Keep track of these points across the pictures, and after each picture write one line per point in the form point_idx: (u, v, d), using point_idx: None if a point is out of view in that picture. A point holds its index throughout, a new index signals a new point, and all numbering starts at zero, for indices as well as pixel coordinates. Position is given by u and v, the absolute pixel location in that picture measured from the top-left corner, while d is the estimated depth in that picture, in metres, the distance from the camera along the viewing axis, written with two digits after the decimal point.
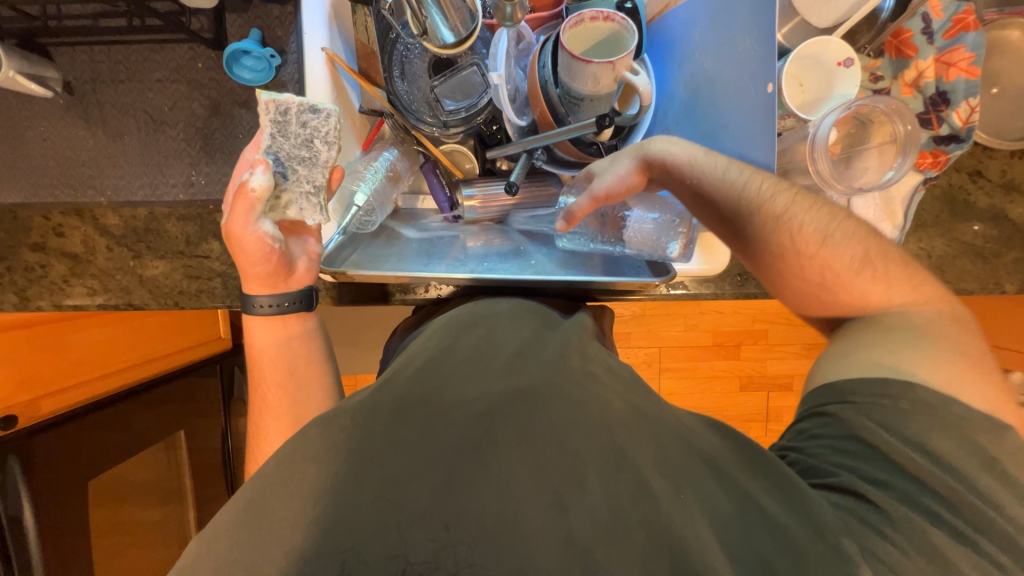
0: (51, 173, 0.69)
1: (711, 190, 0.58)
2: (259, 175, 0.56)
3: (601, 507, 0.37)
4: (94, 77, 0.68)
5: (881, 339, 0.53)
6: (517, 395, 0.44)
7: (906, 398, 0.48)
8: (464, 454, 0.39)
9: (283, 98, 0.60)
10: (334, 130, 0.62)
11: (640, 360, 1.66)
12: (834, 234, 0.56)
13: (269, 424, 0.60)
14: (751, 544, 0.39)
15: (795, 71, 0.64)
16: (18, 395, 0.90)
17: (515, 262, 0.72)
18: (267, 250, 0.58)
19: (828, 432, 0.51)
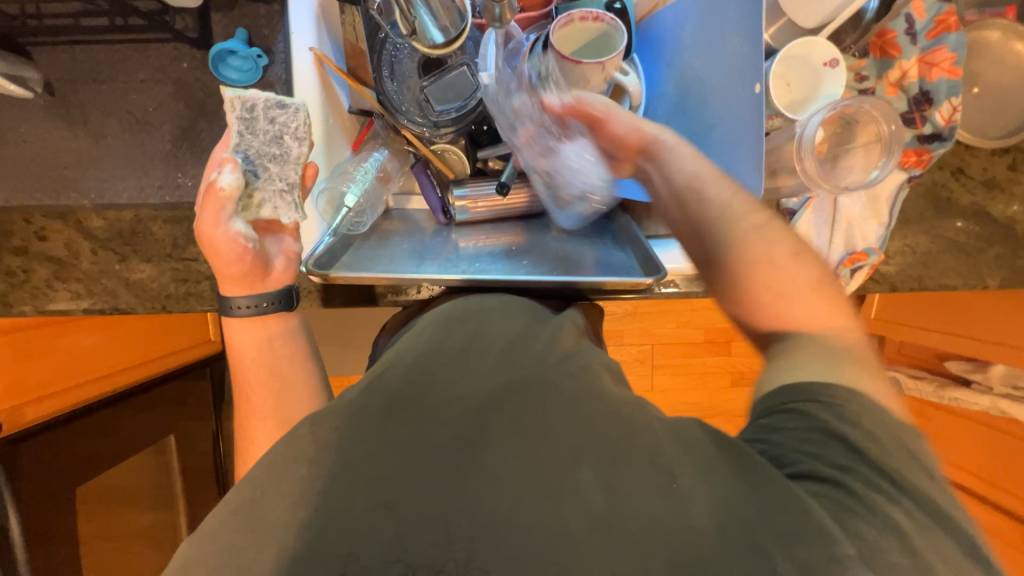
0: (33, 175, 0.68)
1: (703, 183, 0.55)
2: (228, 174, 0.57)
3: (599, 498, 0.37)
4: (76, 78, 0.67)
5: (811, 351, 0.47)
6: (508, 392, 0.44)
7: (854, 403, 0.42)
8: (454, 456, 0.39)
9: (248, 94, 0.59)
10: (304, 126, 0.61)
11: (632, 357, 1.67)
12: (813, 267, 0.51)
13: (258, 426, 0.58)
14: (768, 523, 0.36)
15: (781, 70, 0.65)
16: (4, 402, 0.88)
17: (506, 262, 0.71)
18: (240, 249, 0.57)
19: (796, 425, 0.42)
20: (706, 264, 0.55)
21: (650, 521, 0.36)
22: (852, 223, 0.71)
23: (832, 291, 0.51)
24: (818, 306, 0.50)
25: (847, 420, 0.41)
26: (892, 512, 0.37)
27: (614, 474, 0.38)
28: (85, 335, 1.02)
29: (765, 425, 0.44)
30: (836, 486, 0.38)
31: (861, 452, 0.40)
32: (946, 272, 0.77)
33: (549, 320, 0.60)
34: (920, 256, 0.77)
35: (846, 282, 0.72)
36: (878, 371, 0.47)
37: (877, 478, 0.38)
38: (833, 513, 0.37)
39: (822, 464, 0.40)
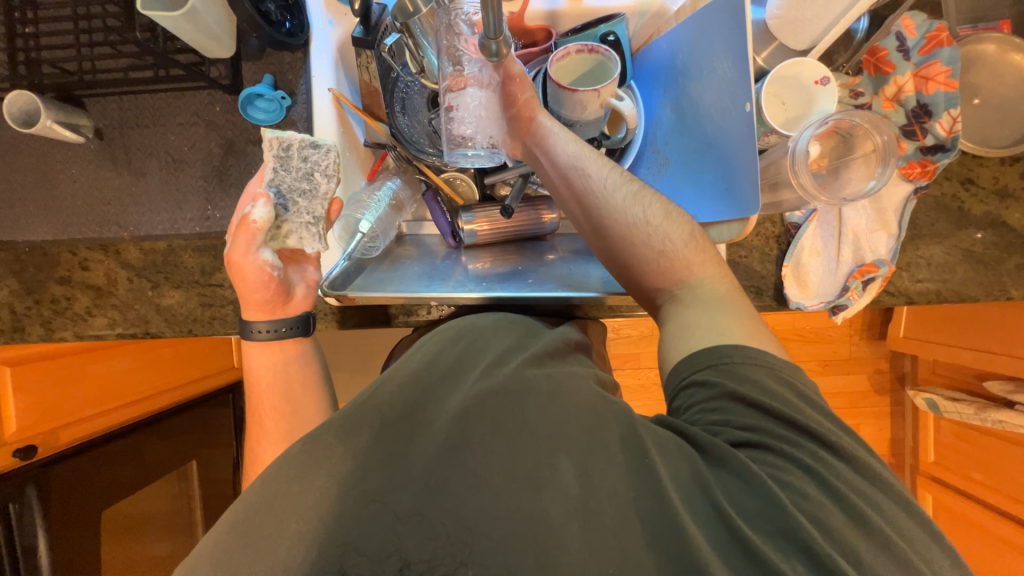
0: (80, 211, 0.74)
1: (585, 163, 0.65)
2: (261, 208, 0.60)
3: (575, 484, 0.46)
4: (122, 123, 0.74)
5: (697, 317, 0.60)
6: (493, 394, 0.51)
7: (739, 355, 0.55)
8: (444, 455, 0.46)
9: (285, 135, 0.64)
10: (334, 164, 0.66)
11: (649, 381, 1.64)
12: (688, 232, 0.63)
13: (267, 448, 0.61)
14: (723, 494, 0.48)
15: (775, 90, 0.68)
16: (41, 426, 0.93)
17: (514, 282, 0.73)
18: (267, 277, 0.61)
19: (702, 396, 0.55)
20: (600, 235, 0.65)
21: (624, 499, 0.46)
22: (859, 236, 0.71)
23: (707, 249, 0.64)
24: (689, 260, 0.62)
25: (735, 377, 0.54)
26: (793, 450, 0.50)
27: (588, 463, 0.48)
28: (119, 361, 1.06)
29: (684, 405, 0.56)
30: (757, 445, 0.51)
31: (760, 407, 0.52)
32: (963, 284, 0.76)
33: (543, 334, 0.66)
34: (936, 268, 0.76)
35: (858, 295, 0.71)
36: (757, 322, 0.60)
37: (789, 432, 0.51)
38: (768, 470, 0.49)
39: (737, 428, 0.51)
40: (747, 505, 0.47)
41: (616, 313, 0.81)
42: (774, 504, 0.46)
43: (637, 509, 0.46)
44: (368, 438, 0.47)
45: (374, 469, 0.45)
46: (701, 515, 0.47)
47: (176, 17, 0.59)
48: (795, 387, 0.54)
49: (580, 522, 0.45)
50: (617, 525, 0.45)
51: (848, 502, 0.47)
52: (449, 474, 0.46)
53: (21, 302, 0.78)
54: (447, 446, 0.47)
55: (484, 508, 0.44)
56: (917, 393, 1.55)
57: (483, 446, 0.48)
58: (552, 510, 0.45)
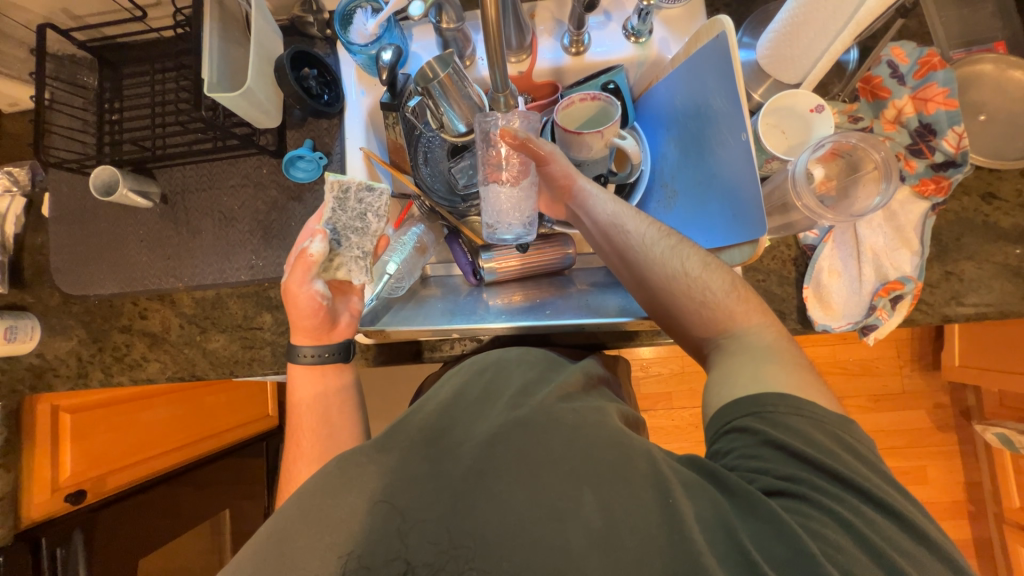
0: (144, 267, 0.84)
1: (623, 219, 0.67)
2: (317, 243, 0.67)
3: (597, 516, 0.46)
4: (183, 188, 0.84)
5: (738, 365, 0.58)
6: (516, 425, 0.52)
7: (783, 405, 0.53)
8: (467, 484, 0.47)
9: (346, 179, 0.71)
10: (386, 207, 0.72)
11: (685, 421, 1.57)
12: (730, 284, 0.63)
13: (301, 466, 0.64)
14: (757, 544, 0.45)
15: (773, 120, 0.72)
16: (90, 472, 0.98)
17: (533, 313, 0.76)
18: (316, 305, 0.67)
19: (742, 443, 0.53)
20: (642, 286, 0.66)
21: (647, 535, 0.45)
22: (878, 254, 0.71)
23: (750, 298, 0.63)
24: (732, 310, 0.62)
25: (778, 427, 0.52)
26: (834, 504, 0.47)
27: (610, 496, 0.47)
28: (163, 409, 1.11)
29: (723, 451, 0.55)
30: (794, 495, 0.48)
31: (802, 458, 0.50)
32: (1003, 299, 0.73)
33: (563, 367, 0.66)
34: (969, 283, 0.73)
35: (888, 313, 0.69)
36: (794, 357, 0.59)
37: (830, 485, 0.48)
38: (801, 520, 0.46)
39: (775, 477, 0.49)
40: (776, 553, 0.44)
41: (634, 343, 0.81)
42: (808, 558, 0.43)
43: (657, 552, 0.44)
44: (397, 458, 0.48)
45: (396, 496, 0.46)
46: (725, 561, 0.44)
47: (234, 96, 0.70)
48: (845, 442, 0.51)
49: (599, 553, 0.44)
50: (635, 559, 0.44)
51: (888, 559, 0.44)
52: (469, 503, 0.46)
53: (87, 350, 0.87)
54: (474, 472, 0.48)
55: (508, 531, 0.44)
56: (987, 428, 1.41)
57: (506, 470, 0.48)
58: (572, 542, 0.44)
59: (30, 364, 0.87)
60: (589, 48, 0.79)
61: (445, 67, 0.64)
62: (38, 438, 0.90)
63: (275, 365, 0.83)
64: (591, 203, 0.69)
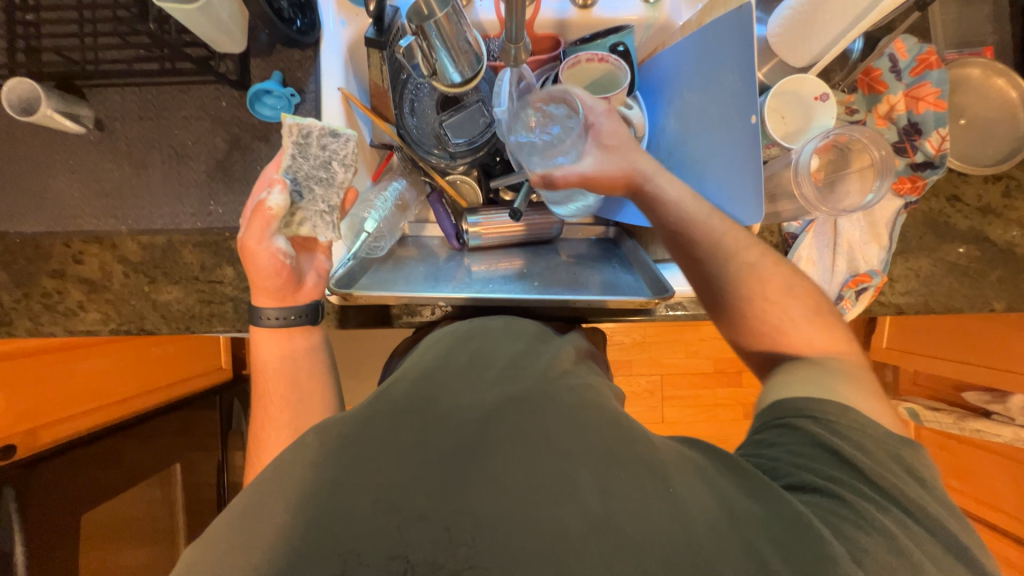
0: (76, 204, 0.73)
1: (693, 224, 0.63)
2: (277, 195, 0.60)
3: (594, 501, 0.42)
4: (123, 114, 0.73)
5: (804, 371, 0.58)
6: (512, 401, 0.50)
7: (846, 417, 0.52)
8: (459, 459, 0.43)
9: (306, 123, 0.64)
10: (352, 154, 0.66)
11: (642, 387, 1.66)
12: (801, 288, 0.62)
13: (271, 435, 0.61)
14: (769, 534, 0.43)
15: (776, 104, 0.71)
16: (21, 425, 0.88)
17: (516, 284, 0.74)
18: (279, 264, 0.61)
19: (792, 439, 0.53)
20: (709, 296, 0.65)
21: (646, 521, 0.42)
22: (853, 247, 0.74)
23: (807, 305, 0.62)
24: (802, 323, 0.61)
25: (837, 434, 0.51)
26: (868, 510, 0.46)
27: (612, 481, 0.44)
28: (101, 359, 1.03)
29: (765, 441, 0.55)
30: (819, 492, 0.48)
31: (853, 466, 0.49)
32: (948, 295, 0.79)
33: (553, 342, 0.64)
34: (924, 279, 0.79)
35: (852, 303, 0.73)
36: (863, 371, 0.59)
37: (872, 492, 0.47)
38: (824, 517, 0.45)
39: (817, 476, 0.49)
40: (790, 546, 0.42)
41: (618, 318, 0.81)
42: (820, 549, 0.42)
43: (657, 539, 0.41)
44: (390, 429, 0.45)
45: (376, 474, 0.42)
46: (729, 546, 0.41)
47: (192, 11, 0.59)
48: (891, 455, 0.50)
49: (598, 537, 0.40)
50: (635, 546, 0.40)
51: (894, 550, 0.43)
52: (462, 479, 0.42)
53: (10, 295, 0.75)
54: (465, 446, 0.45)
55: (503, 515, 0.40)
56: (900, 402, 1.58)
57: (499, 444, 0.45)
58: (569, 525, 0.41)
59: None
60: (597, 3, 0.73)
61: (444, 6, 0.57)
62: None
63: (238, 324, 0.76)
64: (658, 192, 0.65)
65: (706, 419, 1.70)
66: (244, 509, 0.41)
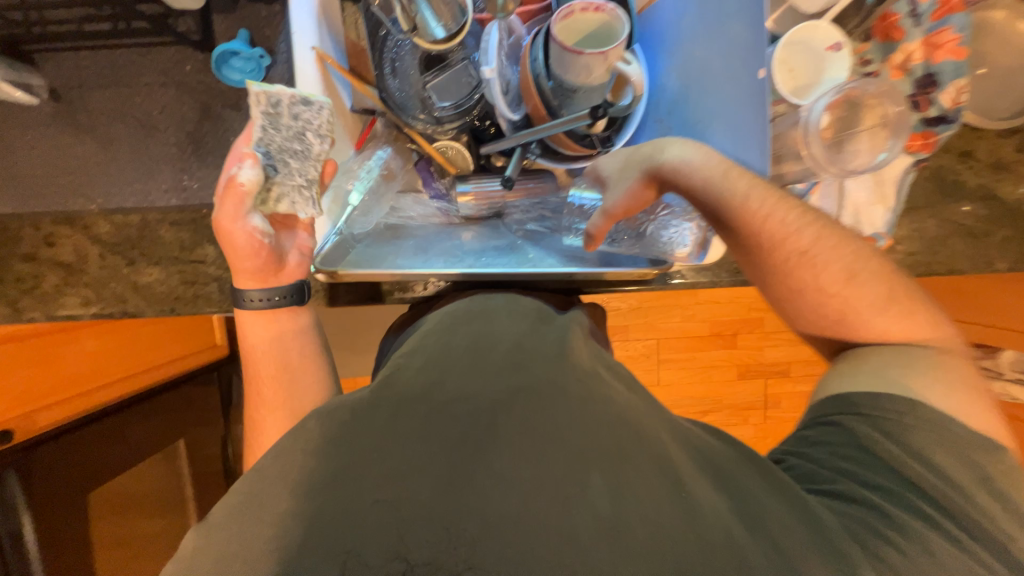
0: (41, 182, 0.69)
1: (737, 219, 0.58)
2: (248, 170, 0.57)
3: (604, 502, 0.38)
4: (80, 83, 0.68)
5: (876, 363, 0.57)
6: (521, 394, 0.45)
7: (910, 416, 0.52)
8: (464, 450, 0.39)
9: (273, 89, 0.60)
10: (326, 122, 0.62)
11: (639, 352, 1.67)
12: (851, 265, 0.59)
13: (266, 417, 0.60)
14: (794, 545, 0.41)
15: (785, 55, 0.65)
16: (14, 410, 0.88)
17: (512, 257, 0.71)
18: (256, 244, 0.59)
19: (839, 440, 0.53)
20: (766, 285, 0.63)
21: (663, 526, 0.38)
22: (858, 208, 0.71)
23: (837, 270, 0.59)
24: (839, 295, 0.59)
25: (892, 440, 0.51)
26: (901, 516, 0.46)
27: (624, 481, 0.39)
28: (90, 342, 1.01)
29: (813, 439, 0.55)
30: (854, 498, 0.48)
31: (903, 476, 0.49)
32: (953, 256, 0.77)
33: (557, 321, 0.60)
34: (928, 240, 0.76)
35: None
36: (927, 358, 0.57)
37: (922, 501, 0.47)
38: (849, 521, 0.46)
39: (860, 482, 0.49)
40: (819, 556, 0.41)
41: (614, 289, 0.80)
42: (840, 554, 0.41)
43: (676, 549, 0.37)
44: (388, 416, 0.42)
45: (370, 464, 0.38)
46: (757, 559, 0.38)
47: None
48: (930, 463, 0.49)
49: (611, 544, 0.36)
50: (652, 559, 0.36)
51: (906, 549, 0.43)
52: (469, 472, 0.38)
53: None
54: (469, 437, 0.40)
55: (508, 515, 0.36)
56: None
57: (509, 436, 0.40)
58: (580, 531, 0.36)
59: None
60: None
61: None
62: None
63: (224, 305, 0.73)
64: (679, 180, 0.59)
65: (702, 380, 1.72)
66: (238, 502, 0.38)
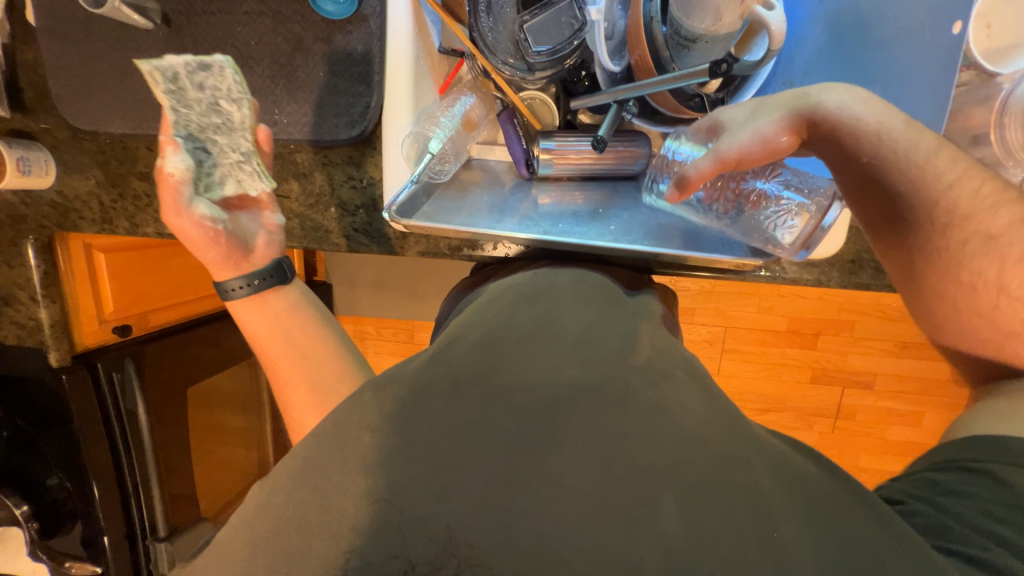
0: (153, 106, 0.73)
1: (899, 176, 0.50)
2: (175, 158, 0.60)
3: (678, 532, 0.32)
4: (187, 8, 0.70)
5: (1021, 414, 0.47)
6: (589, 393, 0.38)
7: None
8: (524, 449, 0.34)
9: (165, 63, 0.61)
10: (233, 86, 0.64)
11: (703, 339, 1.57)
12: None
13: (293, 395, 0.61)
14: None
15: (984, 13, 0.58)
16: (132, 309, 1.01)
17: (592, 226, 0.65)
18: (209, 231, 0.63)
19: (984, 491, 0.42)
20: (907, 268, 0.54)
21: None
22: None
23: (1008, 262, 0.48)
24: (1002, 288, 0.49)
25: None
26: None
27: (701, 513, 0.33)
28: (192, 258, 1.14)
29: (949, 488, 0.43)
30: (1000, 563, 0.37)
31: None
32: None
33: (625, 307, 0.56)
34: None
35: None
36: None
37: None
38: None
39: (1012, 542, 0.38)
40: None
41: (693, 272, 0.72)
42: None
43: None
44: (443, 399, 0.37)
45: (425, 439, 0.34)
46: None
47: None
48: None
49: None
50: None
51: None
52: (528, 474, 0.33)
53: (107, 194, 0.79)
54: (529, 436, 0.35)
55: (567, 528, 0.31)
56: None
57: (575, 441, 0.35)
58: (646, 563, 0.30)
59: (52, 202, 0.80)
60: None
61: None
62: (78, 272, 0.91)
63: (304, 241, 0.76)
64: (855, 131, 0.51)
65: (768, 378, 1.59)
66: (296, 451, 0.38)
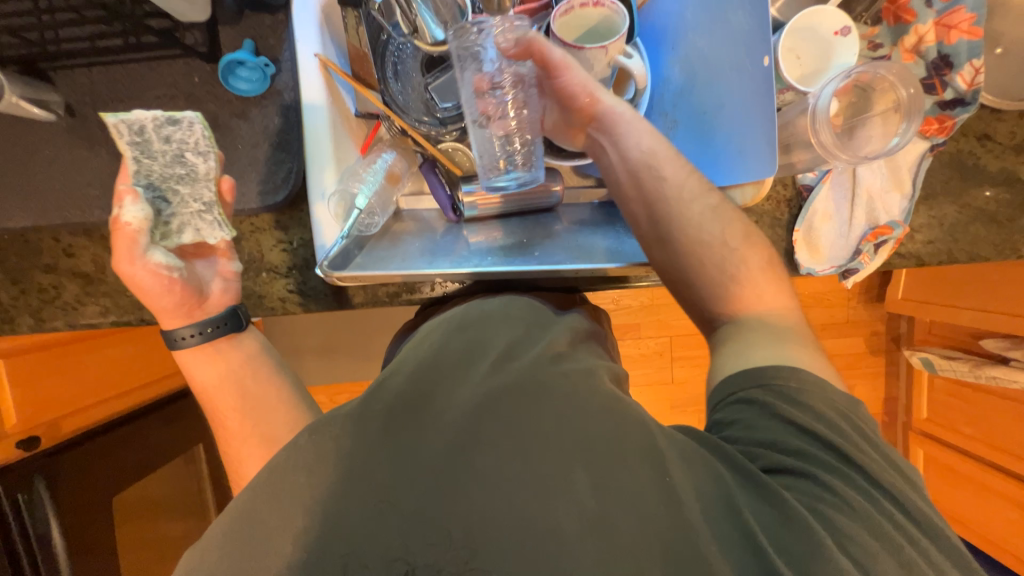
0: (57, 195, 0.70)
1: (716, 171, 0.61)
2: (131, 207, 0.56)
3: (587, 497, 0.42)
4: (93, 98, 0.70)
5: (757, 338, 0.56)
6: (507, 393, 0.47)
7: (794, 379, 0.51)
8: (444, 460, 0.42)
9: (133, 116, 0.59)
10: (202, 138, 0.62)
11: (651, 349, 1.65)
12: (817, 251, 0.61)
13: (243, 449, 0.58)
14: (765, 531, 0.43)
15: (791, 44, 0.67)
16: (41, 417, 0.90)
17: (519, 256, 0.70)
18: (166, 280, 0.59)
19: (747, 414, 0.51)
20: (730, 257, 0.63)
21: (644, 516, 0.42)
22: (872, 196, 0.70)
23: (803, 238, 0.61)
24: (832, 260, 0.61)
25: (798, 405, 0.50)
26: (845, 488, 0.46)
27: (603, 475, 0.43)
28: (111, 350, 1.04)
29: (725, 421, 0.53)
30: (792, 471, 0.47)
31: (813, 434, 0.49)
32: (976, 244, 0.74)
33: (554, 325, 0.59)
34: (949, 228, 0.74)
35: (870, 257, 0.69)
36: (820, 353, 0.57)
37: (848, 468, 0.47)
38: (806, 500, 0.46)
39: (781, 452, 0.48)
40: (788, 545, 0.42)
41: (613, 285, 0.79)
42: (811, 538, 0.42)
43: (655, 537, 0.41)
44: (379, 428, 0.43)
45: (377, 468, 0.41)
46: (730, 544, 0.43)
47: None
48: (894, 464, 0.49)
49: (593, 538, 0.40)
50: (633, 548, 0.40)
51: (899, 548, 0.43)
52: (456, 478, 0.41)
53: (7, 292, 0.73)
54: (452, 446, 0.42)
55: (491, 515, 0.40)
56: (913, 352, 1.54)
57: (492, 437, 0.43)
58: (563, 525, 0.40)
59: None
60: None
61: None
62: None
63: None
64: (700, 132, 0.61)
65: None
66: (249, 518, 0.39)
